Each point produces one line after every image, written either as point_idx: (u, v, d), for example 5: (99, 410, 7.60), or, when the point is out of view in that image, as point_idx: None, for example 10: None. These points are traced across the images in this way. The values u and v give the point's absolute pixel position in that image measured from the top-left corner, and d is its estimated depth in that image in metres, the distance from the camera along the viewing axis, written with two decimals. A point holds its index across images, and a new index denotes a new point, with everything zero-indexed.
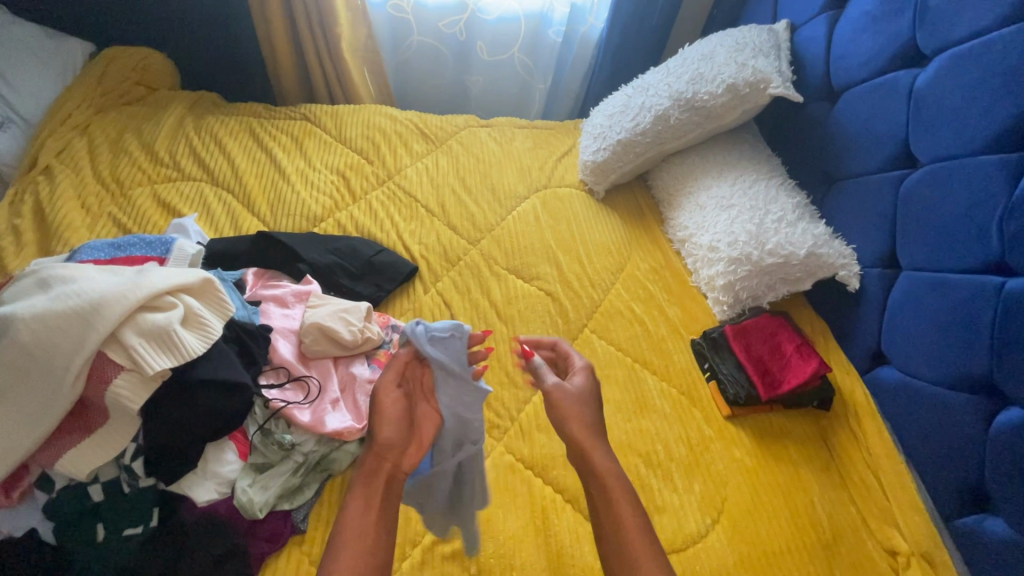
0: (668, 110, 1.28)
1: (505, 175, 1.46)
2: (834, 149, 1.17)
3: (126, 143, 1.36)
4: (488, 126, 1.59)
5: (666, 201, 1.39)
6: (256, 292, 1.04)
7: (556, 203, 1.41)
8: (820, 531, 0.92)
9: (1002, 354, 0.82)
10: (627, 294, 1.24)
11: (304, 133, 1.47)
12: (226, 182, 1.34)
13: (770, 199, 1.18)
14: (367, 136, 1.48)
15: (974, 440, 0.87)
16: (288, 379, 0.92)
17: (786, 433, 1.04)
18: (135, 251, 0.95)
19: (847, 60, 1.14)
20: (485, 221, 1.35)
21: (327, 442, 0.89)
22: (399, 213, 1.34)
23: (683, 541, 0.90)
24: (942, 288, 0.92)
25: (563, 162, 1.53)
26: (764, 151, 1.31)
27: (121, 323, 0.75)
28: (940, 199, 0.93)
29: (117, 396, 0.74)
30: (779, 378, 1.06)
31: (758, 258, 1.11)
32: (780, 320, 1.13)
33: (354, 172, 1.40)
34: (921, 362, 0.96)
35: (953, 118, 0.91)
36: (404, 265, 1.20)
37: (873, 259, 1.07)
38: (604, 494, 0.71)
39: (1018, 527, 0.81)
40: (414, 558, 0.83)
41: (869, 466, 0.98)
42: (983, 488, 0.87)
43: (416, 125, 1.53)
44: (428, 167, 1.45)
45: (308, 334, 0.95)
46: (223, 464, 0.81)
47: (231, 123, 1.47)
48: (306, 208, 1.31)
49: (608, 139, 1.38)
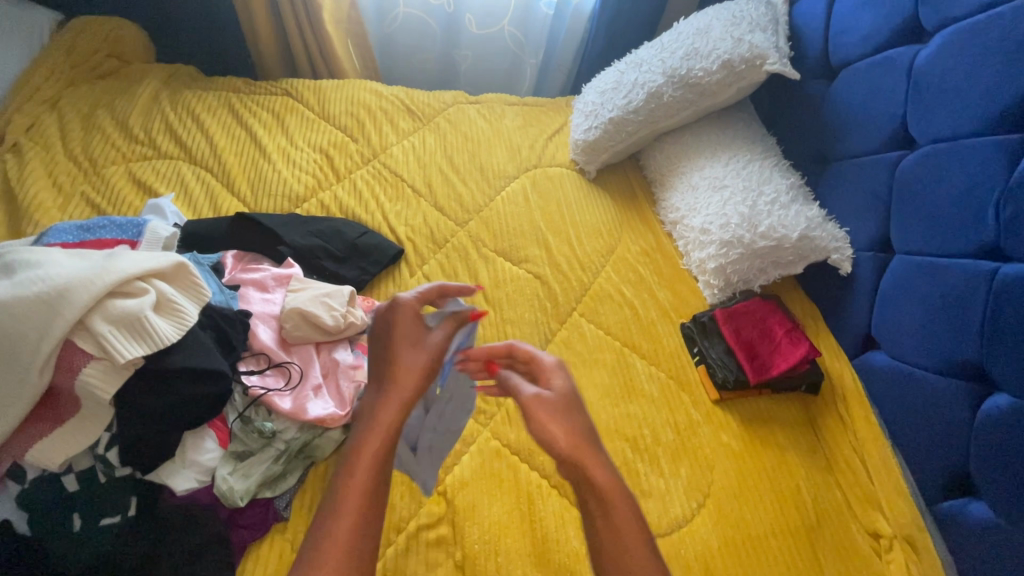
0: (661, 88, 1.25)
1: (494, 154, 1.42)
2: (830, 129, 1.14)
3: (98, 118, 1.30)
4: (477, 103, 1.54)
5: (658, 182, 1.36)
6: (235, 276, 1.01)
7: (545, 183, 1.38)
8: (805, 514, 0.92)
9: (992, 339, 0.81)
10: (617, 277, 1.22)
11: (285, 109, 1.42)
12: (205, 160, 1.29)
13: (764, 180, 1.15)
14: (352, 113, 1.43)
15: (961, 425, 0.87)
16: (268, 366, 0.89)
17: (772, 417, 1.03)
18: (106, 234, 0.92)
19: (847, 36, 1.10)
20: (473, 202, 1.31)
21: (309, 429, 0.87)
22: (385, 193, 1.31)
23: (667, 525, 0.90)
24: (934, 272, 0.91)
25: (554, 141, 1.49)
26: (759, 131, 1.28)
27: (89, 310, 0.72)
28: (936, 182, 0.91)
29: (88, 385, 0.71)
30: (768, 362, 1.05)
31: (750, 241, 1.09)
32: (771, 304, 1.12)
33: (337, 150, 1.36)
34: (913, 347, 0.95)
35: (952, 98, 0.88)
36: (390, 247, 1.17)
37: (866, 243, 1.05)
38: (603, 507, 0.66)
39: (1001, 512, 0.81)
40: (399, 544, 0.82)
41: (856, 450, 0.98)
42: (968, 472, 0.87)
43: (402, 101, 1.48)
44: (414, 145, 1.40)
45: (288, 320, 0.93)
46: (202, 453, 0.79)
47: (209, 99, 1.41)
48: (289, 188, 1.27)
49: (600, 117, 1.34)
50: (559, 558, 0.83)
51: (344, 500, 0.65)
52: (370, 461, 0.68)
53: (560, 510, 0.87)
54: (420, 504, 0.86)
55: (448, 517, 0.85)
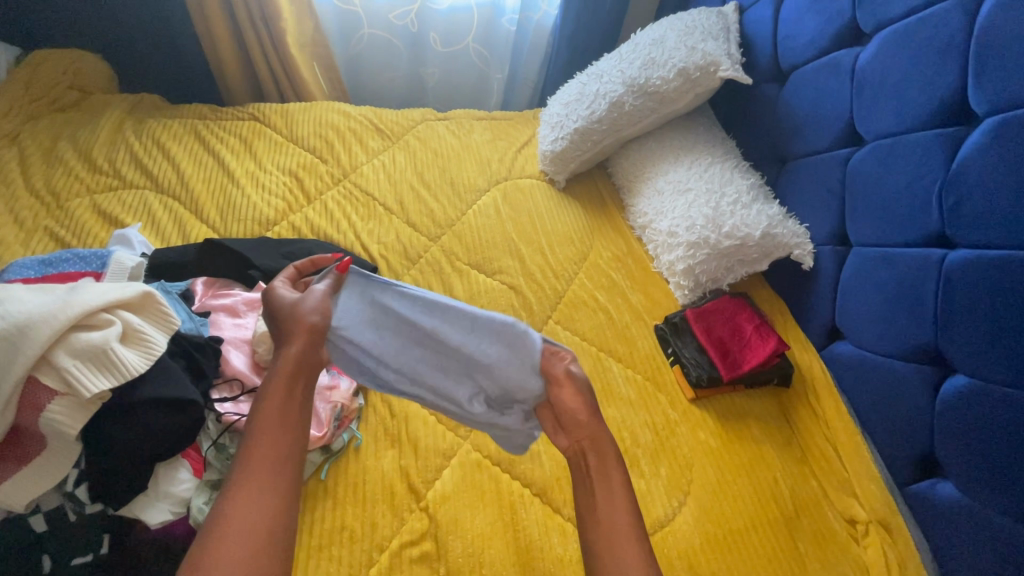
0: (622, 97, 1.28)
1: (464, 169, 1.44)
2: (785, 130, 1.19)
3: (60, 151, 1.28)
4: (445, 119, 1.57)
5: (626, 188, 1.39)
6: (206, 303, 1.00)
7: (516, 194, 1.40)
8: (784, 505, 0.94)
9: (945, 323, 0.85)
10: (590, 283, 1.24)
11: (253, 134, 1.42)
12: (172, 188, 1.28)
13: (725, 181, 1.19)
14: (320, 134, 1.44)
15: (924, 407, 0.90)
16: (242, 392, 0.89)
17: (747, 412, 1.05)
18: (68, 267, 0.91)
19: (793, 41, 1.15)
20: (445, 216, 1.33)
21: None
22: (356, 212, 1.31)
23: (649, 526, 0.90)
24: (889, 262, 0.95)
25: (523, 153, 1.52)
26: (719, 134, 1.32)
27: (53, 345, 0.71)
28: (884, 175, 0.95)
29: (53, 422, 0.70)
30: (740, 359, 1.08)
31: (716, 241, 1.12)
32: (740, 301, 1.15)
33: (307, 172, 1.37)
34: (874, 336, 0.98)
35: (893, 96, 0.92)
36: (363, 265, 1.17)
37: (825, 237, 1.09)
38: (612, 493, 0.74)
39: (966, 490, 0.84)
40: (382, 563, 0.81)
41: (828, 439, 1.01)
42: (932, 453, 0.90)
43: (370, 121, 1.50)
44: (384, 164, 1.42)
45: (261, 343, 0.92)
46: (176, 484, 0.78)
47: (174, 127, 1.41)
48: (258, 212, 1.27)
49: (565, 127, 1.37)
50: (544, 565, 0.83)
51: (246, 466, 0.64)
52: (276, 417, 0.68)
53: (543, 518, 0.88)
54: (402, 521, 0.86)
55: (431, 532, 0.85)
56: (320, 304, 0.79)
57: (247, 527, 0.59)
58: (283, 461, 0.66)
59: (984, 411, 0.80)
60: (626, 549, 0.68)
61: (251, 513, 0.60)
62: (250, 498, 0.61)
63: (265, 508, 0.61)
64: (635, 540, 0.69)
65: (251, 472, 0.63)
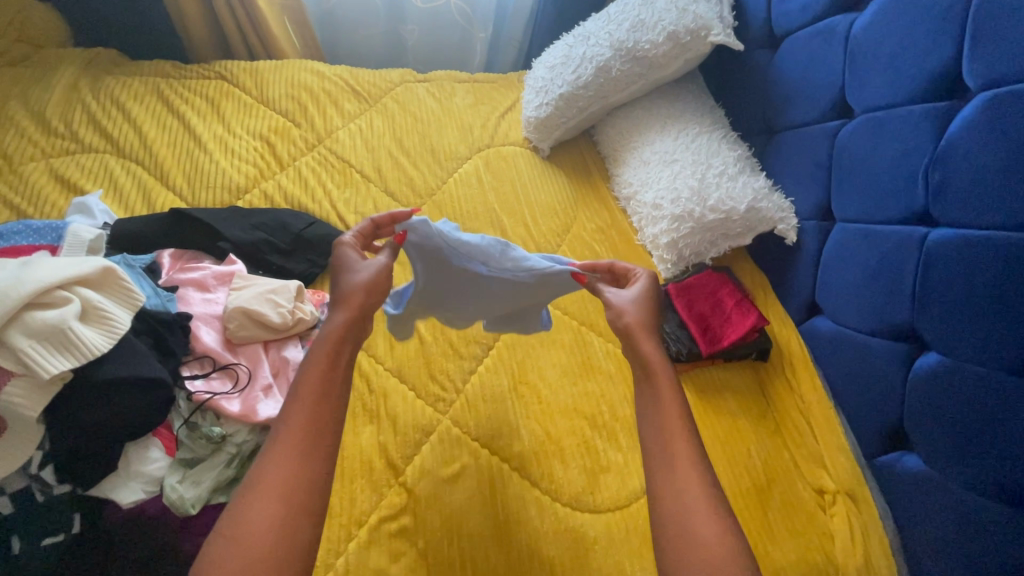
0: (609, 61, 1.23)
1: (445, 135, 1.38)
2: (775, 99, 1.15)
3: (10, 111, 1.20)
4: (426, 81, 1.49)
5: (611, 157, 1.35)
6: (172, 277, 0.95)
7: (499, 162, 1.36)
8: (757, 477, 0.96)
9: (922, 302, 0.85)
10: (573, 255, 1.22)
11: (220, 94, 1.35)
12: (134, 153, 1.22)
13: (712, 152, 1.17)
14: (293, 96, 1.37)
15: (896, 383, 0.92)
16: (213, 369, 0.86)
17: (725, 386, 1.06)
18: (22, 241, 0.86)
19: (788, 5, 1.10)
20: (425, 185, 1.29)
21: (262, 430, 0.84)
22: (332, 179, 1.27)
23: (626, 498, 0.91)
24: (872, 239, 0.94)
25: (506, 119, 1.46)
26: (708, 102, 1.28)
27: (5, 325, 0.67)
28: (872, 150, 0.93)
29: (10, 404, 0.67)
30: (719, 334, 1.07)
31: (700, 217, 1.12)
32: (722, 276, 1.14)
33: (279, 137, 1.30)
34: (853, 313, 0.98)
35: (886, 68, 0.90)
36: (338, 234, 1.14)
37: (809, 212, 1.08)
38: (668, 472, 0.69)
39: (932, 462, 0.86)
40: (360, 538, 0.82)
41: (802, 412, 1.03)
42: (901, 427, 0.92)
43: (346, 82, 1.42)
44: (362, 129, 1.36)
45: (232, 320, 0.89)
46: (147, 463, 0.77)
47: (134, 85, 1.32)
48: (228, 178, 1.21)
49: (550, 93, 1.32)
50: (521, 538, 0.84)
51: (279, 445, 0.63)
52: (314, 390, 0.67)
53: (521, 491, 0.89)
54: (381, 496, 0.86)
55: (409, 507, 0.85)
56: (378, 276, 0.78)
57: (286, 498, 0.60)
58: (321, 445, 0.64)
59: (958, 389, 0.81)
60: (694, 518, 0.65)
61: (297, 473, 0.61)
62: (303, 461, 0.63)
63: (307, 479, 0.62)
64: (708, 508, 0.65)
65: (286, 449, 0.63)
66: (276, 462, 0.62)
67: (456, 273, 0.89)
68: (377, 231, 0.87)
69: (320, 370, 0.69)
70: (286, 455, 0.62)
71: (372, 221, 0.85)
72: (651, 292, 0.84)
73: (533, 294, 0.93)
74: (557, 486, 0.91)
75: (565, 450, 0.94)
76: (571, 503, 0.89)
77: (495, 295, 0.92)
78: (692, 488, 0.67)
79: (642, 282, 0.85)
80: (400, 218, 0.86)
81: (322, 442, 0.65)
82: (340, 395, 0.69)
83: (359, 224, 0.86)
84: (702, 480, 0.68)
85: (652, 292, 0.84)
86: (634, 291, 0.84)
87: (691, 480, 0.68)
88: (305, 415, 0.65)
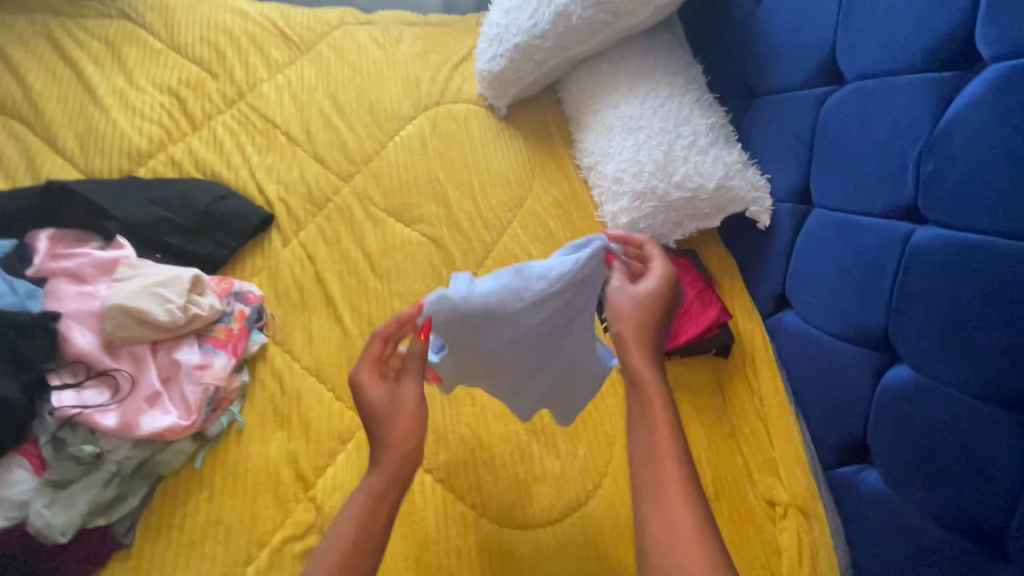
0: (569, 7, 1.05)
1: (387, 89, 1.21)
2: (759, 57, 0.99)
3: None
4: (368, 23, 1.29)
5: (574, 119, 1.19)
6: (45, 265, 0.83)
7: (448, 123, 1.19)
8: (704, 487, 0.89)
9: (898, 310, 0.74)
10: (525, 234, 1.09)
11: (121, 37, 1.16)
12: (17, 109, 1.05)
13: (682, 119, 1.02)
14: (208, 41, 1.18)
15: (862, 394, 0.82)
16: (87, 377, 0.76)
17: (680, 385, 0.97)
18: None
19: None
20: (361, 150, 1.13)
21: (147, 445, 0.76)
22: (252, 142, 1.11)
23: (559, 511, 0.84)
24: (850, 231, 0.82)
25: (461, 70, 1.28)
26: (686, 56, 1.11)
27: None
28: (859, 127, 0.79)
29: None
30: (676, 329, 0.96)
31: (662, 191, 0.99)
32: (685, 261, 1.02)
33: (191, 91, 1.13)
34: (823, 313, 0.88)
35: (885, 25, 0.74)
36: (252, 209, 0.99)
37: (785, 193, 0.94)
38: (657, 506, 0.66)
39: (891, 483, 0.79)
40: (261, 561, 0.75)
41: (760, 415, 0.94)
42: (864, 441, 0.84)
43: (273, 23, 1.22)
44: (289, 81, 1.18)
45: (110, 319, 0.77)
46: (8, 486, 0.68)
47: (18, 25, 1.13)
48: (130, 142, 1.06)
49: (505, 42, 1.14)
50: (439, 559, 0.78)
51: (348, 508, 0.67)
52: (378, 440, 0.71)
53: (443, 507, 0.81)
54: (287, 513, 0.78)
55: (318, 525, 0.78)
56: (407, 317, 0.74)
57: (346, 551, 0.63)
58: (371, 500, 0.67)
59: (927, 411, 0.72)
60: (686, 553, 0.62)
61: (359, 530, 0.65)
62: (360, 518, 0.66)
63: (368, 528, 0.65)
64: (697, 544, 0.63)
65: (357, 502, 0.67)
66: (344, 520, 0.66)
67: (483, 326, 0.76)
68: (389, 344, 0.74)
69: (376, 413, 0.72)
70: (356, 518, 0.66)
71: (380, 337, 0.73)
72: (662, 289, 0.77)
73: (563, 326, 0.81)
74: (485, 499, 0.83)
75: (496, 459, 0.86)
76: (498, 519, 0.82)
77: (529, 333, 0.79)
78: (680, 514, 0.65)
79: (659, 278, 0.78)
80: (410, 313, 0.74)
81: (384, 494, 0.68)
82: (400, 432, 0.72)
83: (381, 328, 0.73)
84: (692, 511, 0.65)
85: (663, 290, 0.77)
86: (651, 281, 0.78)
87: (678, 510, 0.65)
88: (375, 482, 0.69)
